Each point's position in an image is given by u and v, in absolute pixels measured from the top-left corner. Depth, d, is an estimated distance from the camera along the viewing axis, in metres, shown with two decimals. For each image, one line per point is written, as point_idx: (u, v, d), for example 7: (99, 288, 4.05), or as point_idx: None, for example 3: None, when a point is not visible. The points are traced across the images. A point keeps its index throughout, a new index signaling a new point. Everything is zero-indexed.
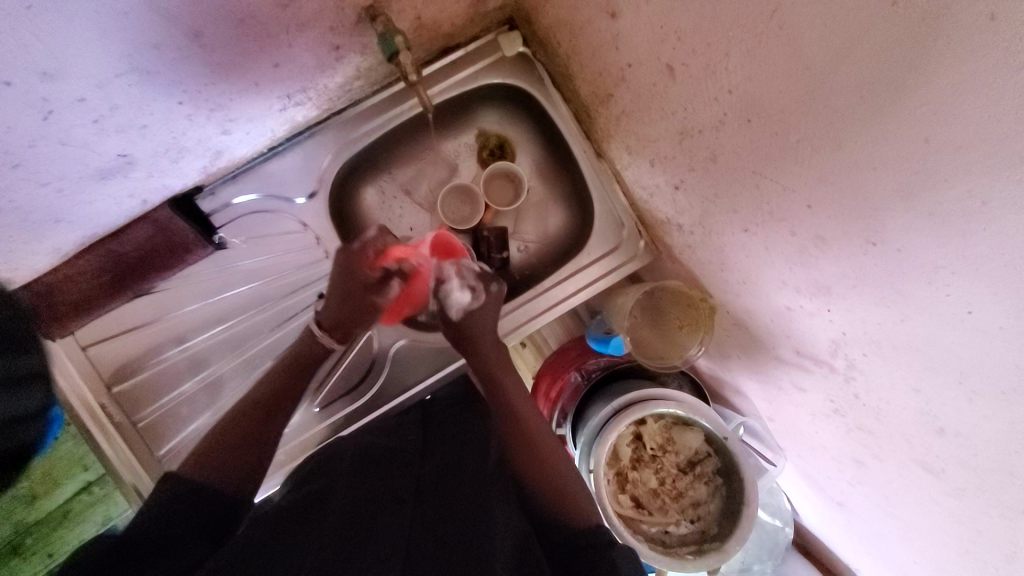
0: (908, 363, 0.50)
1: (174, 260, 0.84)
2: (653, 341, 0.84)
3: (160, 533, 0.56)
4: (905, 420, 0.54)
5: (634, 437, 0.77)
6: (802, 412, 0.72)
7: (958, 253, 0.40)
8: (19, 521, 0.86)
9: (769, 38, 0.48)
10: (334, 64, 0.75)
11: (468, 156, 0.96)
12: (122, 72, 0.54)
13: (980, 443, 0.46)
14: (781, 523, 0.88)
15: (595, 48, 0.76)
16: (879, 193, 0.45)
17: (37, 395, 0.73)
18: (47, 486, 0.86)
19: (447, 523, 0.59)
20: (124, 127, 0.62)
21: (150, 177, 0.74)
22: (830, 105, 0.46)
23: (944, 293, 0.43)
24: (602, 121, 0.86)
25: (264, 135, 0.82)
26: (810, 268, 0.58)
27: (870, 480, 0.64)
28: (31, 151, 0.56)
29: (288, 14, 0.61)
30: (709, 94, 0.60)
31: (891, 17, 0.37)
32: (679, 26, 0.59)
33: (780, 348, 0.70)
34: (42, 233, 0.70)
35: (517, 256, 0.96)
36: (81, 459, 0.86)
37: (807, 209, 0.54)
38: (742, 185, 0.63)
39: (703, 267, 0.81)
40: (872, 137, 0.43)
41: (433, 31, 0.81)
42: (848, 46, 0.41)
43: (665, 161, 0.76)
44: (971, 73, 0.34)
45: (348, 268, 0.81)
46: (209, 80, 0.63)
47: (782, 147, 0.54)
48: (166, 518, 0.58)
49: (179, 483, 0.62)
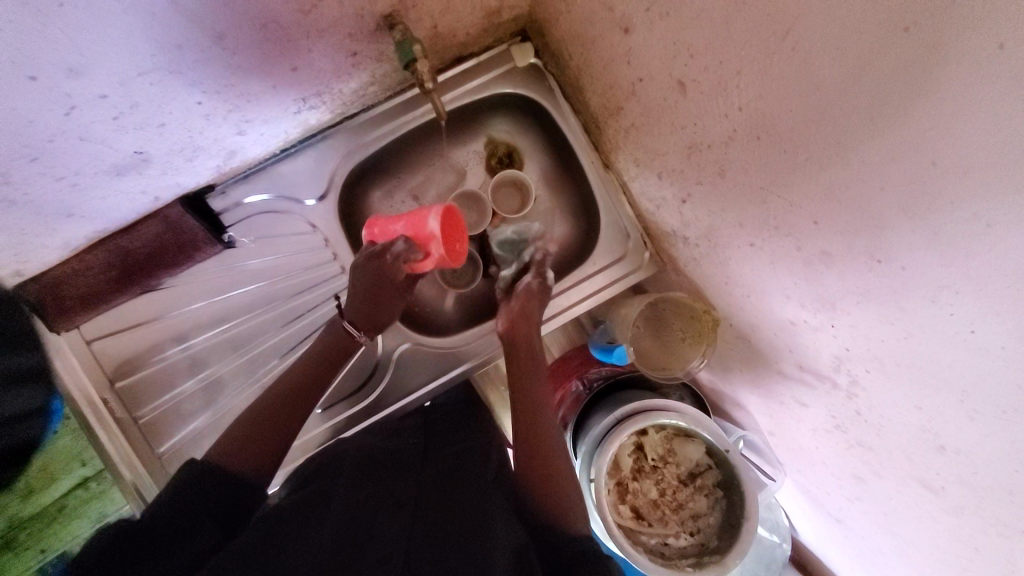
0: (910, 380, 0.51)
1: (183, 257, 0.85)
2: (655, 352, 0.85)
3: (170, 527, 0.56)
4: (905, 437, 0.54)
5: (635, 448, 0.77)
6: (803, 428, 0.72)
7: (963, 274, 0.41)
8: (7, 517, 0.72)
9: (781, 58, 0.49)
10: (350, 70, 0.76)
11: (478, 164, 0.97)
12: (144, 71, 0.55)
13: (980, 461, 0.46)
14: (779, 538, 0.88)
15: (608, 61, 0.77)
16: (885, 212, 0.46)
17: (37, 392, 0.76)
18: (41, 482, 0.75)
19: (448, 527, 0.59)
20: (141, 124, 0.62)
21: (164, 175, 0.75)
22: (840, 126, 0.47)
23: (947, 313, 0.44)
24: (611, 134, 0.87)
25: (278, 137, 0.83)
26: (815, 285, 0.58)
27: (869, 496, 0.65)
28: (50, 146, 0.57)
29: (309, 19, 0.62)
30: (720, 110, 0.61)
31: (901, 43, 0.38)
32: (691, 43, 0.60)
33: (782, 363, 0.71)
34: (54, 226, 0.70)
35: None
36: (81, 454, 0.79)
37: (814, 225, 0.55)
38: (750, 200, 0.64)
39: (708, 280, 0.82)
40: (880, 158, 0.44)
41: (448, 40, 0.82)
42: (859, 69, 0.43)
43: (673, 175, 0.77)
44: (977, 100, 0.35)
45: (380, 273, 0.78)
46: (228, 81, 0.64)
47: (791, 165, 0.55)
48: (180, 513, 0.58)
49: (196, 467, 0.63)
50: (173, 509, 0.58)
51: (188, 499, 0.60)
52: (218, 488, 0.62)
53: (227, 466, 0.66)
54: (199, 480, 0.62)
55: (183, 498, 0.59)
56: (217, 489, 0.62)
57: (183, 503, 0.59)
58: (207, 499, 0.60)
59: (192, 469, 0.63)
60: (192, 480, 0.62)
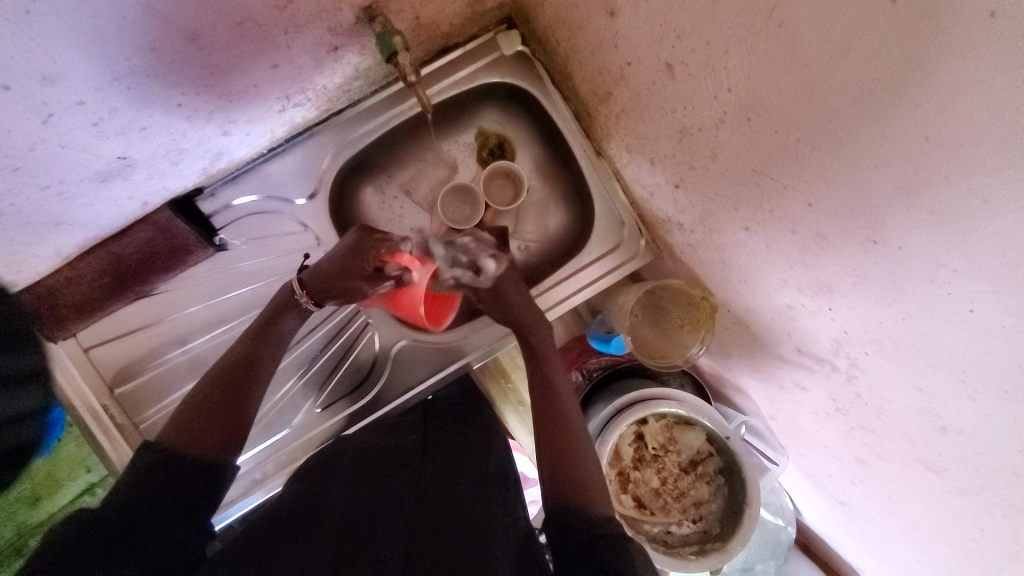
0: (911, 362, 0.50)
1: (175, 262, 0.84)
2: (654, 340, 0.84)
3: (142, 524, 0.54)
4: (907, 419, 0.53)
5: (635, 437, 0.77)
6: (805, 411, 0.72)
7: (959, 253, 0.40)
8: (21, 523, 0.87)
9: (767, 37, 0.48)
10: (334, 65, 0.75)
11: (469, 156, 0.95)
12: (121, 75, 0.54)
13: (982, 442, 0.46)
14: (784, 522, 0.88)
15: (595, 46, 0.76)
16: (879, 191, 0.44)
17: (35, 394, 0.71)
18: (49, 488, 0.86)
19: (446, 522, 0.59)
20: (123, 130, 0.62)
21: (150, 180, 0.74)
22: (830, 105, 0.46)
23: (946, 293, 0.43)
24: (602, 121, 0.86)
25: (265, 136, 0.82)
26: (812, 267, 0.57)
27: (872, 479, 0.64)
28: (31, 155, 0.56)
29: (287, 15, 0.61)
30: (709, 92, 0.60)
31: (888, 14, 0.37)
32: (678, 24, 0.58)
33: (781, 347, 0.70)
34: (42, 236, 0.70)
35: (492, 268, 0.80)
36: (83, 462, 0.86)
37: (808, 207, 0.54)
38: (743, 183, 0.63)
39: (704, 265, 0.80)
40: (872, 136, 0.43)
41: (432, 31, 0.81)
42: (847, 42, 0.41)
43: (666, 160, 0.75)
44: (968, 70, 0.34)
45: (365, 239, 0.77)
46: (208, 83, 0.63)
47: (781, 146, 0.54)
48: (152, 505, 0.56)
49: (160, 452, 0.60)
50: (143, 500, 0.56)
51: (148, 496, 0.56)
52: (176, 479, 0.59)
53: (195, 453, 0.62)
54: (161, 471, 0.59)
55: (143, 494, 0.56)
56: (180, 484, 0.59)
57: (147, 503, 0.56)
58: (171, 494, 0.58)
59: (141, 461, 0.58)
60: (144, 478, 0.58)
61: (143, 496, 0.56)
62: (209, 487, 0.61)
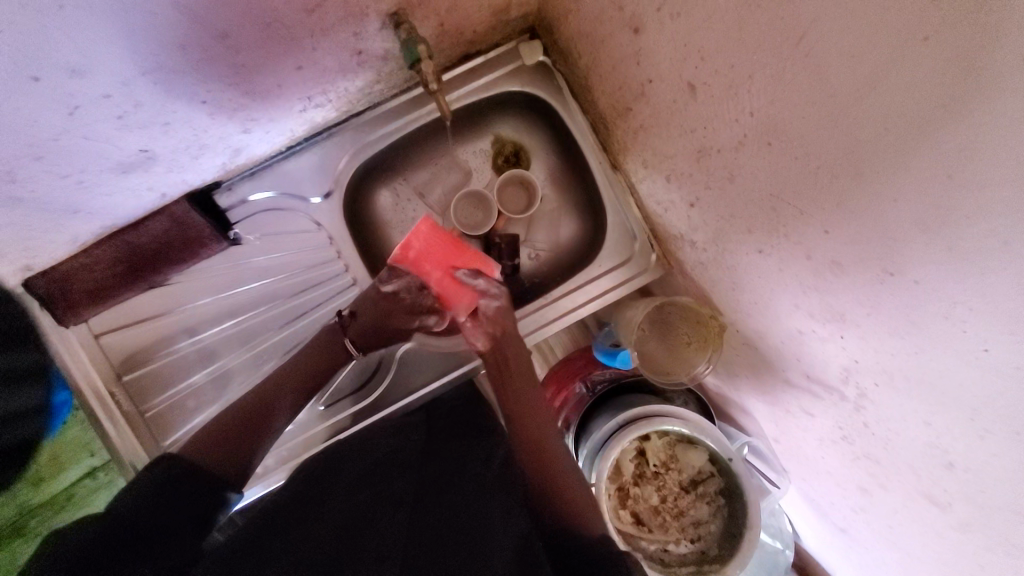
0: (922, 397, 0.49)
1: (189, 253, 0.85)
2: (660, 355, 0.84)
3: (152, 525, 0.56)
4: (914, 453, 0.53)
5: (637, 452, 0.77)
6: (810, 437, 0.71)
7: (977, 291, 0.40)
8: (23, 502, 0.85)
9: (793, 64, 0.48)
10: (356, 68, 0.76)
11: (484, 162, 0.96)
12: (148, 70, 0.55)
13: (989, 480, 0.45)
14: (782, 545, 0.87)
15: (616, 61, 0.76)
16: (898, 224, 0.44)
17: (35, 392, 0.81)
18: (52, 469, 0.85)
19: (445, 526, 0.59)
20: (146, 123, 0.62)
21: (169, 173, 0.75)
22: (853, 135, 0.45)
23: (960, 330, 0.42)
24: (620, 135, 0.86)
25: (283, 135, 0.83)
26: (824, 294, 0.57)
27: (874, 507, 0.64)
28: (54, 144, 0.57)
29: (313, 19, 0.62)
30: (730, 114, 0.60)
31: (920, 52, 0.37)
32: (702, 44, 0.58)
33: (789, 371, 0.70)
34: (61, 223, 0.71)
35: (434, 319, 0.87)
36: (87, 445, 0.85)
37: (824, 234, 0.54)
38: (760, 206, 0.62)
39: (715, 284, 0.80)
40: (893, 170, 0.43)
41: (455, 38, 0.81)
42: (873, 76, 0.41)
43: (682, 178, 0.75)
44: (1003, 113, 0.34)
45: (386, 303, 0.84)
46: (233, 81, 0.64)
47: (802, 171, 0.53)
48: (161, 508, 0.58)
49: (179, 462, 0.64)
50: (153, 500, 0.59)
51: (155, 500, 0.59)
52: (192, 488, 0.62)
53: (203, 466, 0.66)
54: (165, 478, 0.62)
55: (149, 498, 0.59)
56: (185, 487, 0.62)
57: (157, 502, 0.59)
58: (170, 499, 0.60)
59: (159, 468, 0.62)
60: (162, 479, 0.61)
61: (156, 497, 0.59)
62: (215, 501, 0.64)
